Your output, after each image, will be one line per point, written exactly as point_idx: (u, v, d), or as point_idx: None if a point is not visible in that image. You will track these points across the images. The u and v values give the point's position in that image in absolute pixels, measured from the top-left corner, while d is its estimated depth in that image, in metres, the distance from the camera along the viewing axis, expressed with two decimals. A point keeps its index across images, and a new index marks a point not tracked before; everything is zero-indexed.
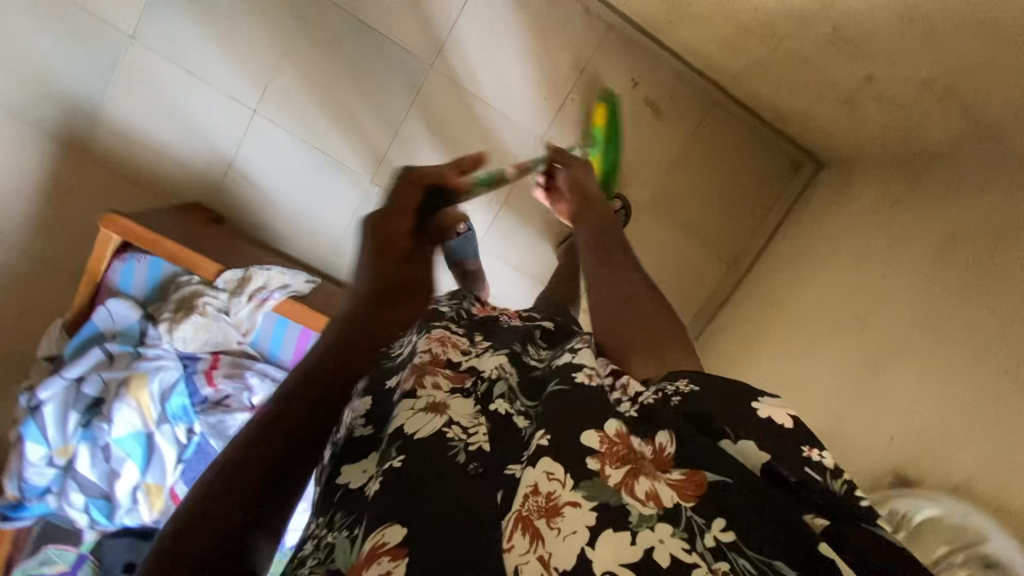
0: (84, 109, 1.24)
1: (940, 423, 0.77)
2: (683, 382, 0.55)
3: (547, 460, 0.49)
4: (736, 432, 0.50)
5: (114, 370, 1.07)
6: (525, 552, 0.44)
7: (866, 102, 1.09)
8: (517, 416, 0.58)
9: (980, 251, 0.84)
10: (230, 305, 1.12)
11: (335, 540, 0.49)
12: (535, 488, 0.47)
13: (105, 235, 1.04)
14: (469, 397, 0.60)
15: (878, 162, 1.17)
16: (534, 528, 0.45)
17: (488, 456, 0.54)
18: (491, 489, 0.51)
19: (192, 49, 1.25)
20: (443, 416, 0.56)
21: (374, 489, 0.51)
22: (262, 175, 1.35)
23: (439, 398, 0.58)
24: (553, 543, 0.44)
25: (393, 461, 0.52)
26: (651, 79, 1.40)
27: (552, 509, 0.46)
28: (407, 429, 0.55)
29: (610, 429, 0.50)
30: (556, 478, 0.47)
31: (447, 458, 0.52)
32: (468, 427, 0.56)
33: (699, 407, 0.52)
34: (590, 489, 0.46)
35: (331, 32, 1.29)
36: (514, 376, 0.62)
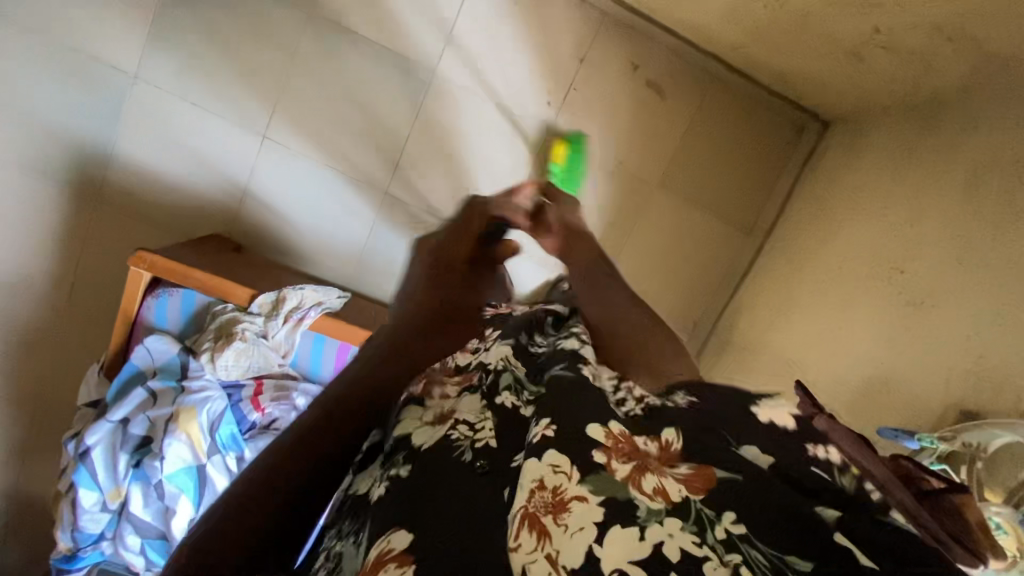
0: (98, 156, 1.28)
1: (995, 357, 0.77)
2: (682, 398, 0.56)
3: (553, 453, 0.46)
4: (737, 438, 0.50)
5: (159, 407, 1.07)
6: (532, 551, 0.40)
7: (874, 53, 1.03)
8: (525, 406, 0.56)
9: (1004, 189, 0.84)
10: (267, 329, 1.10)
11: (344, 549, 0.48)
12: (542, 484, 0.44)
13: (136, 271, 1.06)
14: (477, 392, 0.61)
15: (890, 117, 1.13)
16: (540, 526, 0.42)
17: (493, 454, 0.52)
18: (495, 488, 0.48)
19: (198, 84, 1.28)
20: (450, 421, 0.57)
21: (378, 494, 0.51)
22: (277, 197, 1.36)
23: (448, 405, 0.60)
24: (562, 539, 0.40)
25: (400, 471, 0.52)
26: (652, 58, 1.36)
27: (558, 503, 0.43)
28: (414, 440, 0.55)
29: (614, 428, 0.49)
30: (562, 471, 0.45)
31: (452, 458, 0.52)
32: (474, 424, 0.56)
33: (704, 414, 0.53)
34: (597, 483, 0.44)
35: (326, 51, 1.30)
36: (520, 368, 0.63)
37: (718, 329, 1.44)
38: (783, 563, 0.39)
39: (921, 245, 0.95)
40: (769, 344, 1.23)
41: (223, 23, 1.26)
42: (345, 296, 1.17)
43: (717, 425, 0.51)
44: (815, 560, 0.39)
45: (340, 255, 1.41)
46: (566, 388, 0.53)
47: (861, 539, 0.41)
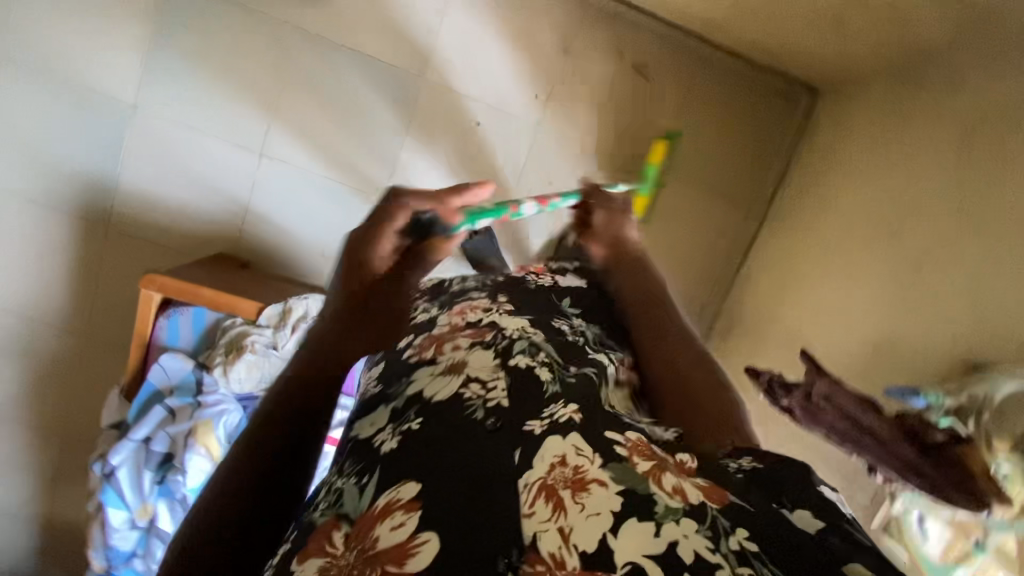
0: (103, 186, 1.32)
1: (997, 310, 0.76)
2: (746, 459, 0.52)
3: (576, 436, 0.50)
4: (791, 501, 0.46)
5: (178, 424, 1.09)
6: (545, 520, 0.43)
7: (853, 17, 1.02)
8: (541, 368, 0.59)
9: (994, 140, 0.83)
10: (277, 339, 1.12)
11: (343, 486, 0.52)
12: (563, 459, 0.48)
13: (146, 295, 1.10)
14: (489, 349, 0.62)
15: (878, 79, 1.12)
16: (556, 498, 0.45)
17: (505, 413, 0.53)
18: (508, 449, 0.50)
19: (193, 108, 1.32)
20: (461, 376, 0.58)
21: (390, 446, 0.53)
22: (278, 213, 1.39)
23: (458, 357, 0.61)
24: (575, 518, 0.43)
25: (411, 424, 0.54)
26: (635, 44, 1.36)
27: (576, 482, 0.46)
28: (425, 393, 0.58)
29: (632, 435, 0.52)
30: (584, 453, 0.48)
31: (465, 416, 0.53)
32: (486, 381, 0.57)
33: (765, 476, 0.48)
34: (619, 472, 0.46)
35: (313, 64, 1.33)
36: (537, 336, 0.65)
37: (726, 308, 1.43)
38: None
39: (918, 205, 0.94)
40: (777, 318, 1.22)
41: (212, 47, 1.30)
42: None
43: (767, 487, 0.47)
44: None
45: None
46: (586, 383, 0.58)
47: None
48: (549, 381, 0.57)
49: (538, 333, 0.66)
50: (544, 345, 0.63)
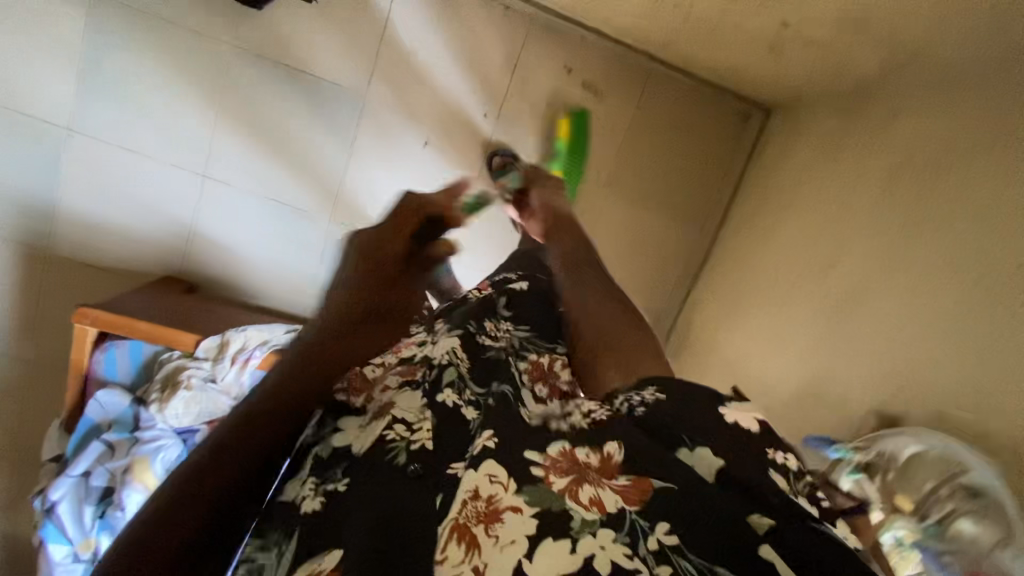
0: (40, 209, 1.29)
1: (911, 358, 0.76)
2: (649, 391, 0.51)
3: (490, 462, 0.46)
4: (689, 435, 0.47)
5: (116, 459, 1.07)
6: (459, 563, 0.40)
7: (791, 46, 1.00)
8: (466, 407, 0.57)
9: (922, 183, 0.82)
10: (215, 372, 1.11)
11: (265, 561, 0.47)
12: (475, 493, 0.44)
13: (80, 329, 1.08)
14: (418, 388, 0.60)
15: (822, 105, 1.11)
16: (470, 537, 0.41)
17: (428, 456, 0.52)
18: (431, 494, 0.48)
19: (130, 128, 1.28)
20: (387, 418, 0.56)
21: (311, 507, 0.49)
22: (223, 236, 1.36)
23: (387, 399, 0.58)
24: (489, 552, 0.39)
25: (337, 484, 0.51)
26: (585, 61, 1.33)
27: (491, 513, 0.42)
28: (355, 447, 0.54)
29: (554, 449, 0.47)
30: (498, 481, 0.44)
31: (386, 461, 0.51)
32: (412, 423, 0.55)
33: (658, 415, 0.48)
34: (533, 494, 0.43)
35: (253, 84, 1.29)
36: (465, 364, 0.63)
37: (676, 326, 1.43)
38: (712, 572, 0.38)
39: (849, 241, 0.94)
40: (720, 343, 1.22)
41: (146, 67, 1.26)
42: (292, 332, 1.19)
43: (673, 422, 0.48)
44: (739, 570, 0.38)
45: (289, 283, 1.41)
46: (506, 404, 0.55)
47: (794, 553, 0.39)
48: (475, 418, 0.55)
49: (466, 360, 0.64)
50: (470, 375, 0.62)
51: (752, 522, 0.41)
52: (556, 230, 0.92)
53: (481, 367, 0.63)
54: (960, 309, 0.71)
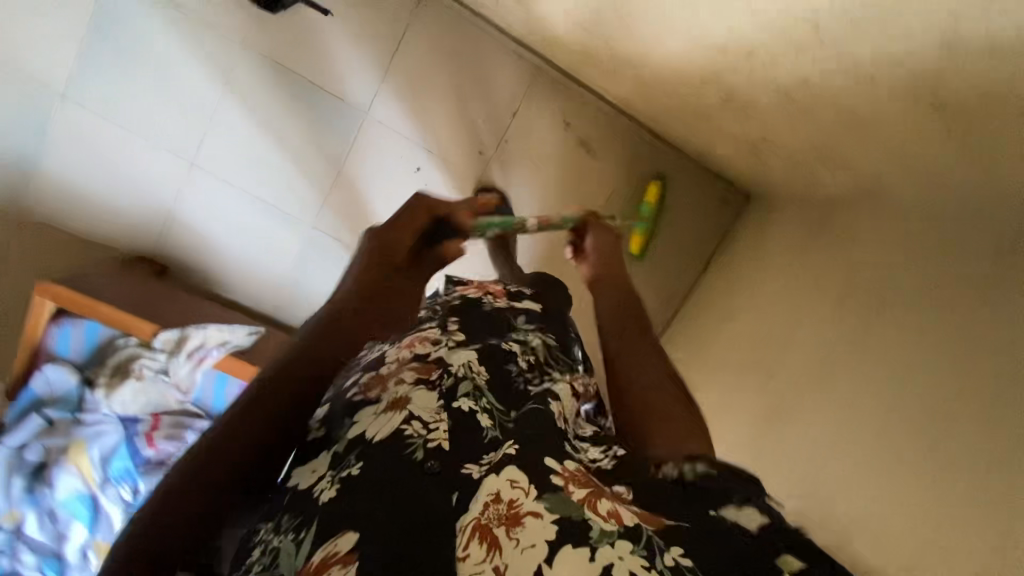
0: (19, 165, 1.25)
1: (833, 476, 0.78)
2: (687, 458, 0.53)
3: (512, 470, 0.49)
4: (738, 500, 0.48)
5: (54, 437, 1.08)
6: (480, 561, 0.43)
7: (769, 156, 1.04)
8: (483, 415, 0.56)
9: (869, 308, 0.87)
10: (169, 365, 1.13)
11: (281, 544, 0.46)
12: (497, 497, 0.47)
13: (37, 300, 1.07)
14: (433, 390, 0.57)
15: (791, 208, 1.17)
16: (491, 538, 0.44)
17: (444, 456, 0.51)
18: (443, 492, 0.48)
19: (127, 99, 1.26)
20: (404, 412, 0.54)
21: (327, 496, 0.48)
22: (202, 221, 1.34)
23: (401, 394, 0.56)
24: (511, 554, 0.43)
25: (351, 469, 0.50)
26: (584, 119, 1.39)
27: (512, 517, 0.45)
28: (367, 434, 0.53)
29: (570, 466, 0.53)
30: (520, 487, 0.47)
31: (403, 456, 0.50)
32: (429, 422, 0.53)
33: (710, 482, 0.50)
34: (553, 502, 0.46)
35: (263, 83, 1.29)
36: (481, 376, 0.61)
37: None
38: None
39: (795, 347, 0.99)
40: None
41: (154, 43, 1.24)
42: (255, 333, 1.20)
43: (722, 485, 0.49)
44: None
45: (263, 282, 1.39)
46: (532, 418, 0.58)
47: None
48: (490, 428, 0.55)
49: (482, 372, 0.62)
50: (487, 391, 0.60)
51: (781, 561, 0.43)
52: (597, 281, 0.87)
53: (501, 381, 0.63)
54: (883, 434, 0.75)
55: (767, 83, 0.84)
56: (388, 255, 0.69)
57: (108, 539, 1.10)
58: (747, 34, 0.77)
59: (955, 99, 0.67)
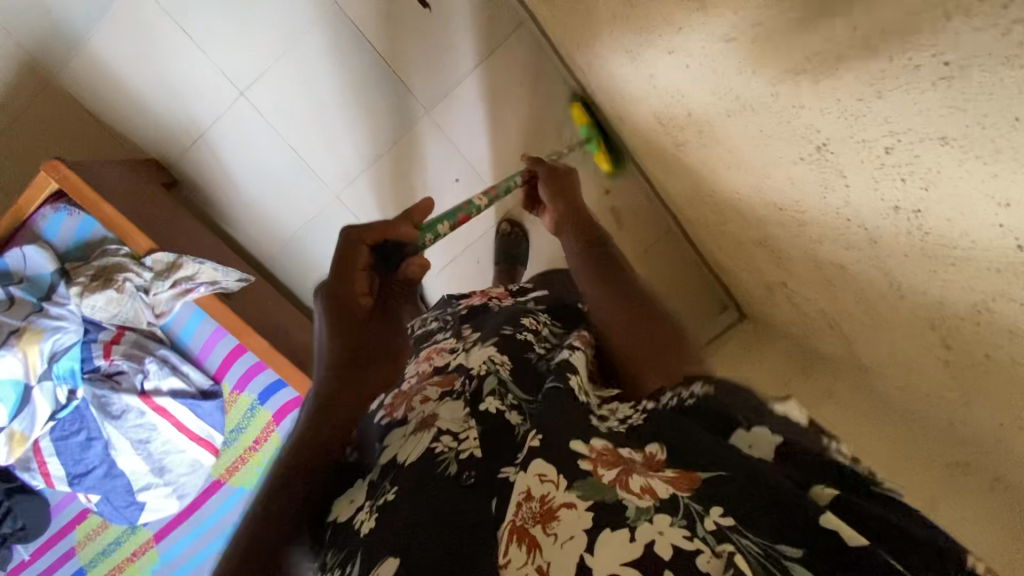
0: (65, 37, 1.20)
1: None
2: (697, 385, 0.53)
3: (540, 462, 0.48)
4: (746, 421, 0.49)
5: (10, 316, 1.05)
6: (522, 565, 0.43)
7: (780, 298, 1.09)
8: (510, 413, 0.57)
9: None
10: (151, 286, 1.11)
11: None
12: (528, 494, 0.47)
13: (43, 179, 1.07)
14: (459, 399, 0.60)
15: (777, 346, 1.21)
16: (530, 538, 0.44)
17: (478, 466, 0.52)
18: (484, 498, 0.49)
19: (197, 14, 1.19)
20: (432, 431, 0.56)
21: (368, 526, 0.50)
22: (232, 155, 1.32)
23: (430, 411, 0.60)
24: (551, 551, 0.42)
25: (387, 494, 0.52)
26: (624, 189, 1.41)
27: (546, 513, 0.45)
28: (399, 458, 0.56)
29: (597, 443, 0.50)
30: (549, 479, 0.47)
31: (437, 472, 0.52)
32: (459, 434, 0.55)
33: (709, 406, 0.51)
34: (585, 489, 0.45)
35: (337, 46, 1.24)
36: (503, 369, 0.63)
37: None
38: (774, 552, 0.40)
39: None
40: None
41: None
42: (245, 282, 1.19)
43: (729, 407, 0.50)
44: (807, 550, 0.39)
45: (268, 229, 1.40)
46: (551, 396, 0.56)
47: (856, 518, 0.41)
48: (522, 424, 0.55)
49: (505, 364, 0.64)
50: (510, 383, 0.61)
51: (814, 494, 0.43)
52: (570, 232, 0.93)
53: (523, 373, 0.63)
54: None
55: (806, 249, 0.83)
56: (349, 305, 0.70)
57: (25, 431, 1.04)
58: (806, 209, 0.75)
59: (961, 356, 0.66)
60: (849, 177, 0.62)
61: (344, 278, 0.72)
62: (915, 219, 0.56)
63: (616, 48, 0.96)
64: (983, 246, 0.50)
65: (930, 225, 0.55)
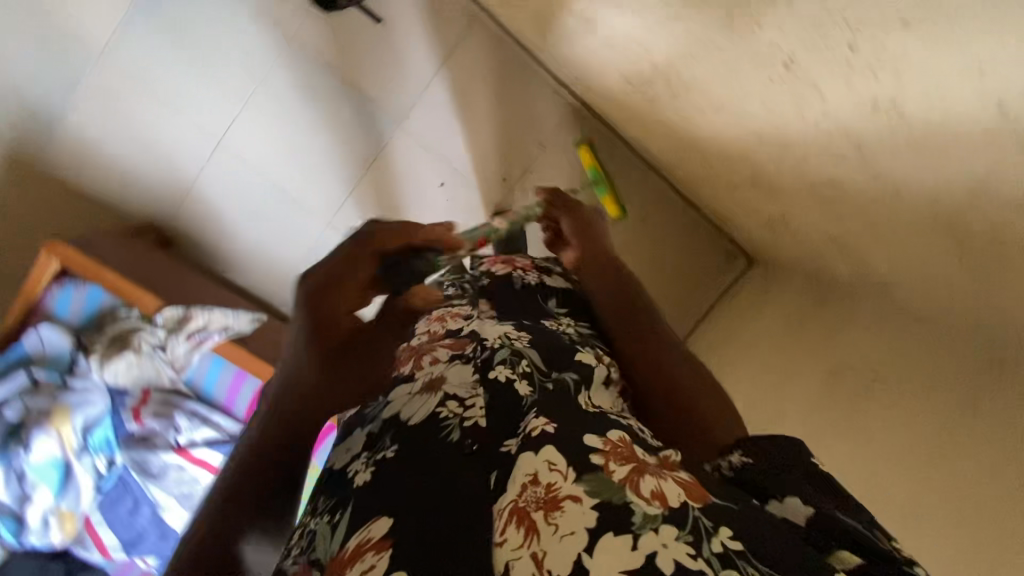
0: (41, 122, 1.23)
1: None
2: (736, 455, 0.52)
3: (549, 450, 0.47)
4: (780, 491, 0.47)
5: (38, 398, 1.07)
6: (518, 548, 0.42)
7: (784, 232, 1.07)
8: (520, 382, 0.57)
9: (859, 388, 0.92)
10: (167, 342, 1.13)
11: (317, 526, 0.50)
12: (535, 478, 0.45)
13: (45, 260, 1.10)
14: (469, 363, 0.60)
15: (792, 283, 1.19)
16: (529, 522, 0.43)
17: (482, 435, 0.52)
18: (483, 473, 0.49)
19: (164, 75, 1.23)
20: (439, 395, 0.56)
21: (364, 479, 0.51)
22: (218, 204, 1.32)
23: (437, 374, 0.60)
24: (550, 541, 0.41)
25: (386, 452, 0.52)
26: None
27: (551, 501, 0.43)
28: (402, 416, 0.56)
29: (613, 434, 0.49)
30: (558, 469, 0.45)
31: (440, 437, 0.52)
32: (465, 400, 0.55)
33: (745, 478, 0.49)
34: (594, 484, 0.44)
35: (302, 77, 1.27)
36: (517, 343, 0.62)
37: None
38: None
39: (785, 411, 1.03)
40: None
41: (201, 25, 1.21)
42: (257, 320, 1.19)
43: (762, 477, 0.48)
44: None
45: (269, 269, 1.37)
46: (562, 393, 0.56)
47: None
48: (530, 396, 0.55)
49: (520, 340, 0.64)
50: (526, 353, 0.61)
51: (836, 559, 0.42)
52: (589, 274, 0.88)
53: (544, 346, 0.64)
54: None
55: (798, 173, 0.82)
56: (331, 327, 0.64)
57: (72, 507, 1.07)
58: (789, 132, 0.75)
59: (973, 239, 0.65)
60: (822, 86, 0.63)
61: (330, 296, 0.65)
62: (895, 111, 0.57)
63: (569, 18, 0.97)
64: (969, 122, 0.52)
65: (909, 112, 0.56)
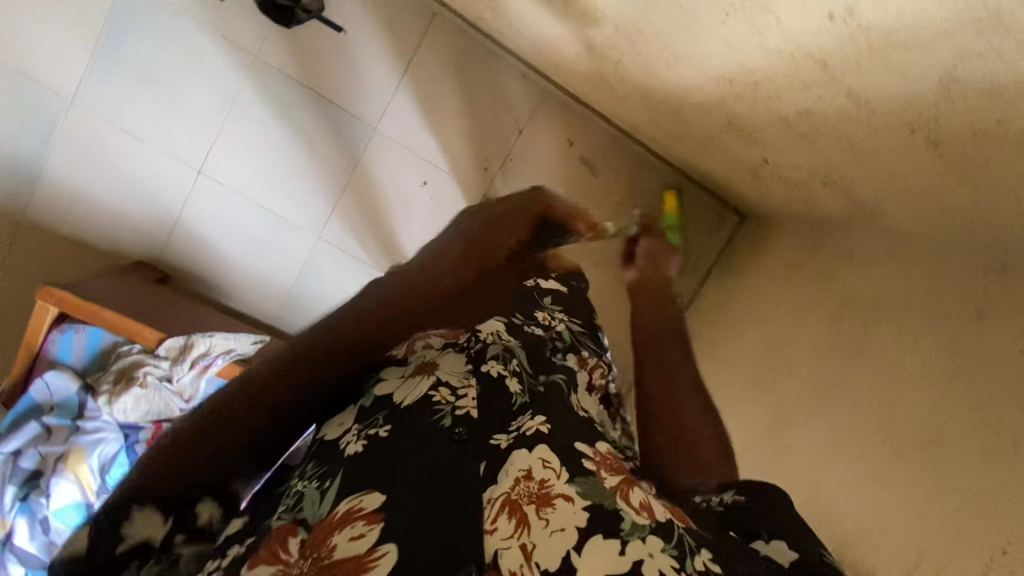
0: (24, 175, 1.24)
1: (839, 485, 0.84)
2: (729, 494, 0.57)
3: (542, 448, 0.50)
4: (767, 532, 0.51)
5: (52, 444, 1.07)
6: (508, 536, 0.44)
7: (769, 177, 1.06)
8: (511, 377, 0.59)
9: (863, 322, 0.92)
10: (172, 372, 1.13)
11: (305, 489, 0.49)
12: (529, 474, 0.48)
13: (42, 307, 1.07)
14: (462, 354, 0.61)
15: (786, 229, 1.18)
16: (520, 513, 0.45)
17: (473, 424, 0.54)
18: (473, 459, 0.51)
19: (137, 111, 1.24)
20: (431, 377, 0.57)
21: (354, 449, 0.51)
22: (209, 232, 1.33)
23: (430, 359, 0.60)
24: (540, 534, 0.44)
25: (379, 430, 0.52)
26: (586, 137, 1.41)
27: (542, 497, 0.46)
28: (396, 398, 0.56)
29: (602, 448, 0.54)
30: (551, 467, 0.48)
31: (432, 421, 0.53)
32: (457, 388, 0.56)
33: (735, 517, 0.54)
34: (585, 487, 0.47)
35: (273, 98, 1.28)
36: (509, 343, 0.65)
37: None
38: None
39: (794, 356, 1.03)
40: None
41: (166, 57, 1.22)
42: (259, 341, 1.20)
43: (751, 520, 0.53)
44: None
45: (266, 291, 1.38)
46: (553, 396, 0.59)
47: None
48: (519, 394, 0.57)
49: (511, 341, 0.66)
50: (516, 351, 0.64)
51: None
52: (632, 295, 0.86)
53: (532, 350, 0.66)
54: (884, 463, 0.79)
55: (769, 110, 0.82)
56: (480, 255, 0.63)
57: None
58: (753, 66, 0.75)
59: (952, 145, 0.65)
60: (776, 8, 0.64)
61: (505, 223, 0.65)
62: (853, 22, 0.59)
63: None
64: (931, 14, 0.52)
65: (867, 18, 0.57)
